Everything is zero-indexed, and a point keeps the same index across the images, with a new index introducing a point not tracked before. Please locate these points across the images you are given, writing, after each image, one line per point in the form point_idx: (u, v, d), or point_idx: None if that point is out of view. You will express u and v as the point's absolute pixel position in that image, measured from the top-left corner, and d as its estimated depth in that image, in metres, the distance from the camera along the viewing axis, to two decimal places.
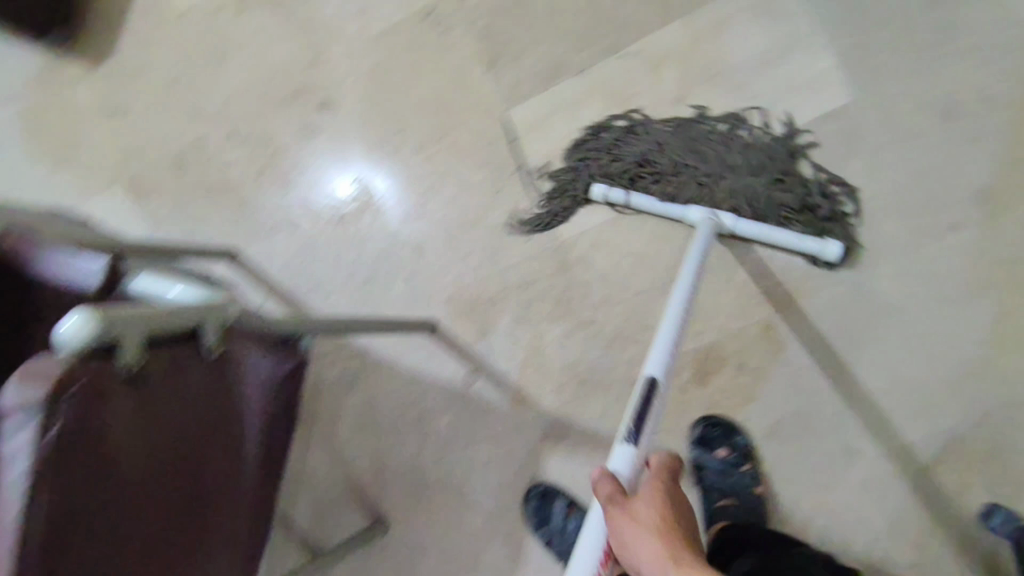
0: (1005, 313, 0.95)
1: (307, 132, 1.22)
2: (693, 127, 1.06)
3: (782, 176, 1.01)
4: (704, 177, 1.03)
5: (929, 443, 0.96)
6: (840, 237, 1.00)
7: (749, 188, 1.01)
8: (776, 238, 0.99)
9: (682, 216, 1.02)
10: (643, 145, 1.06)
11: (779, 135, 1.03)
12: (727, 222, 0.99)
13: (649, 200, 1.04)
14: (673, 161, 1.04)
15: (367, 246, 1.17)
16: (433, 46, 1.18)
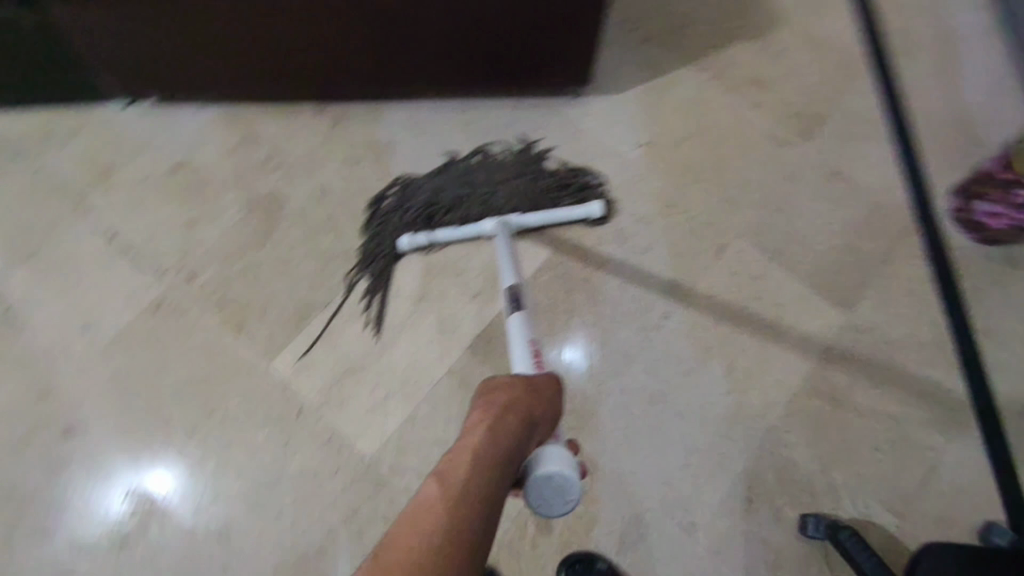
0: (733, 363, 1.17)
1: (55, 466, 1.09)
2: (458, 168, 1.27)
3: (536, 175, 1.26)
4: (482, 197, 1.23)
5: (738, 485, 1.10)
6: (594, 199, 1.26)
7: (518, 191, 1.24)
8: (556, 218, 1.22)
9: (481, 232, 1.20)
10: (425, 194, 1.24)
11: (521, 150, 1.29)
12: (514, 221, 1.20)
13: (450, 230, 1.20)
14: (454, 194, 1.24)
15: (161, 559, 1.04)
16: (174, 331, 1.17)
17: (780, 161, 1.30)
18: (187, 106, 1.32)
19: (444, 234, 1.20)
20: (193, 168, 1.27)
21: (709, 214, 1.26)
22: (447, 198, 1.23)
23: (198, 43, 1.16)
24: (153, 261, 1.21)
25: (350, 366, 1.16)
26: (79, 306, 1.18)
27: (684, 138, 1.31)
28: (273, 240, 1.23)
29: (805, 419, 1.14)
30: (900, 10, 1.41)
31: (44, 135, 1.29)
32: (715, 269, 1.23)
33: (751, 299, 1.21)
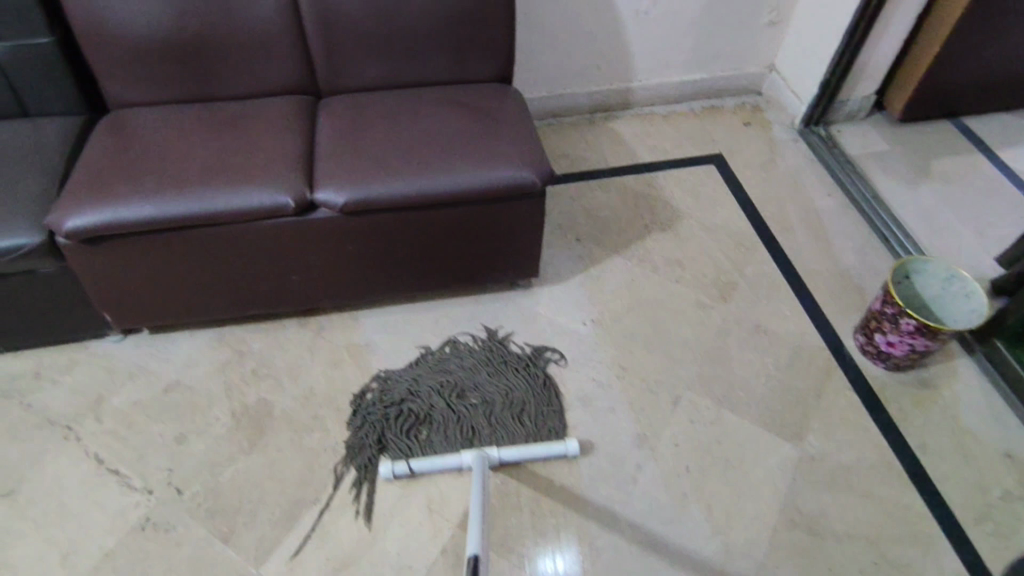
0: (710, 505, 1.24)
1: None
2: (441, 375, 1.39)
3: (504, 374, 1.40)
4: (456, 403, 1.35)
5: None
6: (559, 391, 1.38)
7: (490, 403, 1.36)
8: (532, 454, 1.27)
9: (460, 464, 1.24)
10: (409, 398, 1.35)
11: (486, 346, 1.45)
12: (493, 454, 1.25)
13: (428, 460, 1.24)
14: (429, 394, 1.36)
15: None
16: (160, 549, 1.16)
17: (708, 322, 1.51)
18: (178, 333, 1.45)
19: (423, 462, 1.24)
20: (183, 387, 1.36)
21: (659, 372, 1.42)
22: (430, 409, 1.34)
23: (197, 277, 1.32)
24: (142, 480, 1.23)
25: (342, 561, 1.16)
26: (59, 537, 1.16)
27: (625, 313, 1.52)
28: (262, 444, 1.29)
29: (789, 550, 1.19)
30: (772, 199, 1.78)
31: (37, 373, 1.37)
32: (675, 419, 1.35)
33: (712, 443, 1.32)
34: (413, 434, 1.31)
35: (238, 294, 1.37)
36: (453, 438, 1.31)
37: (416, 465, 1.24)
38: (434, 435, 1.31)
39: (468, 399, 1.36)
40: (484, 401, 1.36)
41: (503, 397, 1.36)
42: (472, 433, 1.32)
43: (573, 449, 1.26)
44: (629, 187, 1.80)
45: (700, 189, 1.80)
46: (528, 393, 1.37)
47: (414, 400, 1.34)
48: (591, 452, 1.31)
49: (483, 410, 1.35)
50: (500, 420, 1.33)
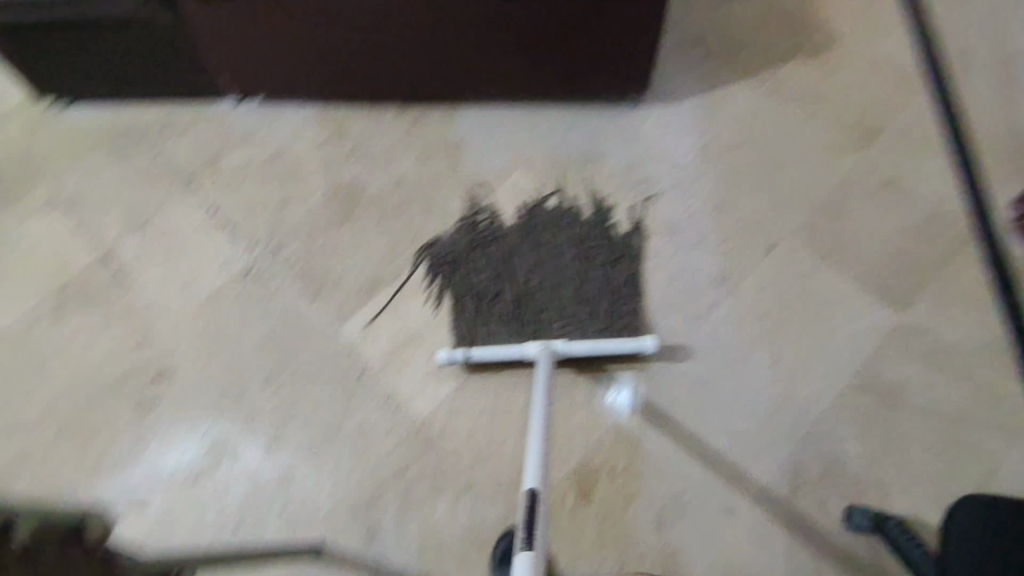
0: (779, 355, 1.19)
1: (144, 411, 1.21)
2: (528, 236, 1.31)
3: (585, 257, 1.29)
4: (530, 287, 1.26)
5: (778, 472, 1.11)
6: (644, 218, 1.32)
7: (566, 289, 1.26)
8: (604, 349, 1.16)
9: (523, 355, 1.16)
10: (493, 257, 1.30)
11: (581, 160, 1.39)
12: (558, 346, 1.15)
13: (489, 349, 1.17)
14: (504, 274, 1.28)
15: (228, 495, 1.14)
16: (258, 296, 1.30)
17: (833, 169, 1.34)
18: (286, 104, 1.49)
19: (485, 353, 1.17)
20: (287, 158, 1.43)
21: (761, 215, 1.31)
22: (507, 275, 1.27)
23: (300, 44, 1.32)
24: (248, 235, 1.36)
25: (411, 336, 1.25)
26: (180, 269, 1.33)
27: (738, 146, 1.38)
28: (351, 221, 1.36)
29: (855, 413, 1.14)
30: (959, 33, 1.45)
31: (165, 125, 1.48)
32: (764, 266, 1.26)
33: (799, 296, 1.23)
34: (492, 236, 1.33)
35: (339, 71, 1.37)
36: (520, 324, 1.23)
37: (475, 354, 1.17)
38: (498, 321, 1.23)
39: (546, 280, 1.27)
40: (565, 291, 1.25)
41: (584, 286, 1.25)
42: (542, 322, 1.23)
43: (649, 346, 1.16)
44: (781, 0, 1.53)
45: (869, 12, 1.50)
46: (608, 287, 1.25)
47: (486, 277, 1.28)
48: (666, 283, 1.26)
49: (559, 296, 1.25)
50: (574, 312, 1.23)
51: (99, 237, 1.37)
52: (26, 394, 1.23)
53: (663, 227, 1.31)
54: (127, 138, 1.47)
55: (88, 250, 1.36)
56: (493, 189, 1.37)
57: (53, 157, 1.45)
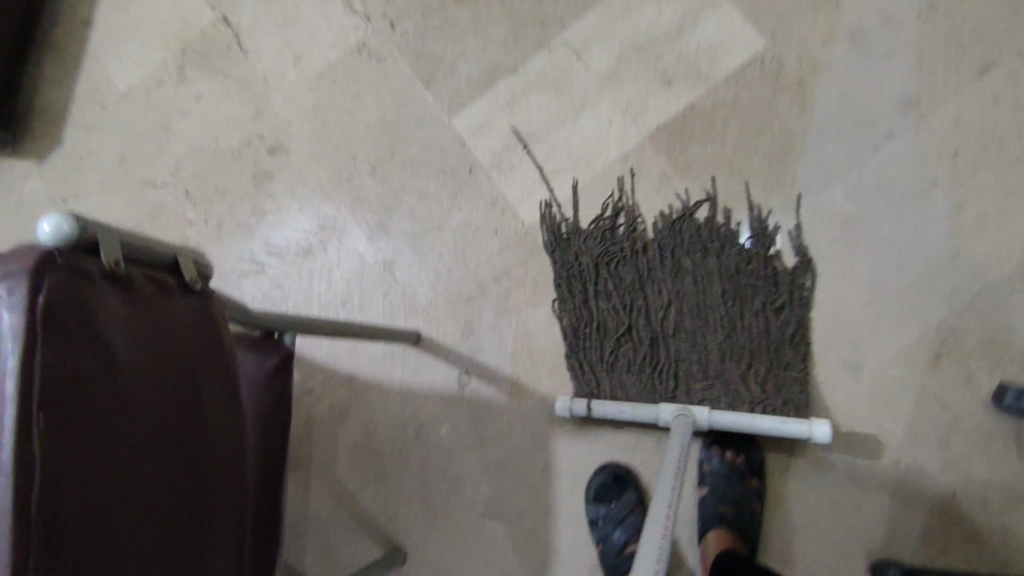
0: (961, 204, 0.98)
1: (259, 183, 1.22)
2: (681, 279, 1.04)
3: (750, 297, 1.01)
4: (671, 320, 1.03)
5: (924, 336, 0.97)
6: (825, 15, 1.07)
7: (719, 342, 1.01)
8: (760, 431, 0.94)
9: (656, 419, 0.96)
10: (627, 280, 1.06)
11: None
12: (702, 417, 0.94)
13: (615, 405, 0.99)
14: (640, 301, 1.05)
15: (336, 274, 1.16)
16: (370, 76, 1.22)
17: None
18: None
19: (610, 408, 0.99)
20: None
21: (985, 25, 1.01)
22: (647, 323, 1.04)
23: None
24: (362, 5, 1.24)
25: (526, 135, 1.14)
26: (294, 38, 1.26)
27: None
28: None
29: None
30: None
31: None
32: (971, 92, 1.00)
33: (1008, 134, 0.98)
34: (631, 25, 1.13)
35: None
36: (655, 378, 1.02)
37: (599, 407, 1.00)
38: (631, 374, 1.03)
39: (692, 320, 1.03)
40: (710, 333, 1.01)
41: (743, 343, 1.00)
42: (678, 369, 1.02)
43: (821, 434, 0.91)
44: None
45: None
46: (752, 303, 1.01)
47: (619, 299, 1.05)
48: (836, 101, 1.04)
49: (703, 343, 1.01)
50: (725, 374, 1.00)
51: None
52: (156, 154, 1.27)
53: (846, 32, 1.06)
54: None
55: (205, 11, 1.30)
56: None
57: None
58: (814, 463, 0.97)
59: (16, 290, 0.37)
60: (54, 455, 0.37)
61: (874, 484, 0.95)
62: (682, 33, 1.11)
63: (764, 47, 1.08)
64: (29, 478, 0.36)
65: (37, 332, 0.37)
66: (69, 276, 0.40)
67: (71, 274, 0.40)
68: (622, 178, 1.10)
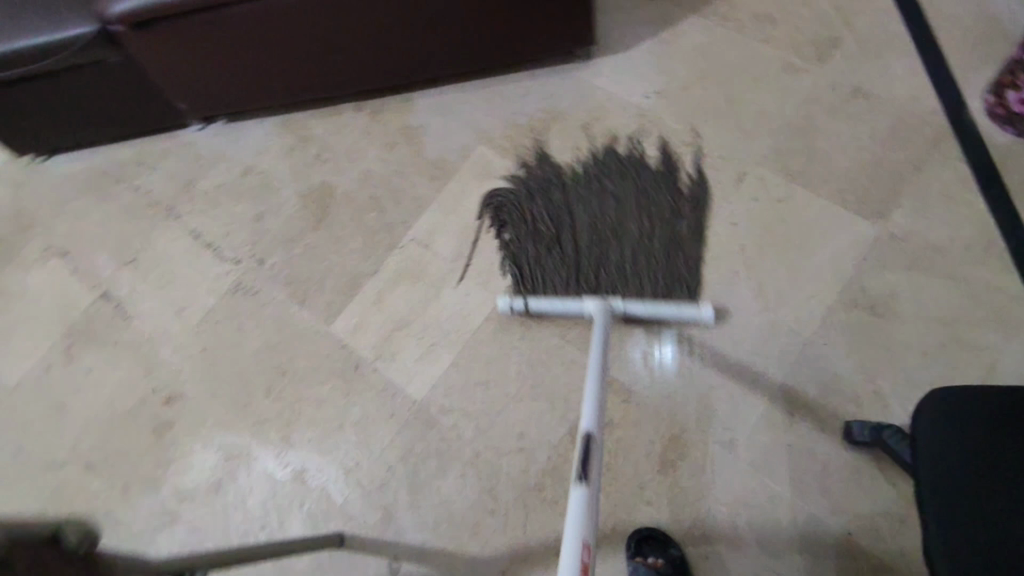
0: (761, 282, 1.19)
1: (161, 434, 1.27)
2: (604, 206, 1.29)
3: (645, 243, 1.24)
4: (583, 277, 1.22)
5: (772, 399, 1.11)
6: (617, 171, 1.31)
7: (612, 285, 1.21)
8: (679, 318, 1.14)
9: (582, 311, 1.14)
10: (546, 258, 1.26)
11: (608, 158, 1.33)
12: (618, 305, 1.13)
13: (549, 302, 1.17)
14: (546, 258, 1.25)
15: (250, 500, 1.19)
16: (249, 308, 1.34)
17: (797, 87, 1.32)
18: (247, 119, 1.52)
19: (542, 304, 1.18)
20: (259, 172, 1.46)
21: (727, 147, 1.29)
22: (542, 259, 1.26)
23: (242, 60, 1.33)
24: (232, 251, 1.40)
25: (399, 324, 1.28)
26: (172, 296, 1.38)
27: (696, 82, 1.36)
28: (327, 223, 1.39)
29: (843, 329, 1.13)
30: None
31: (138, 161, 1.52)
32: (736, 198, 1.25)
33: (774, 221, 1.22)
34: (464, 216, 1.34)
35: (292, 78, 1.39)
36: (576, 281, 1.22)
37: (535, 304, 1.18)
38: (557, 274, 1.24)
39: (597, 250, 1.25)
40: (614, 256, 1.24)
41: (637, 239, 1.25)
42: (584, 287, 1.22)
43: (709, 315, 1.14)
44: None
45: None
46: (659, 262, 1.22)
47: (540, 273, 1.25)
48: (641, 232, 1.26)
49: (605, 263, 1.23)
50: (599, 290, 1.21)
51: (95, 277, 1.43)
52: (52, 435, 1.30)
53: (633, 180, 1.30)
54: (106, 178, 1.52)
55: (86, 291, 1.41)
56: (459, 166, 1.39)
57: (42, 210, 1.51)
58: (727, 545, 1.04)
59: None
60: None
61: (782, 545, 1.03)
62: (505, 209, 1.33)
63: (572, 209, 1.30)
64: None
65: None
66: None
67: None
68: (498, 356, 1.22)
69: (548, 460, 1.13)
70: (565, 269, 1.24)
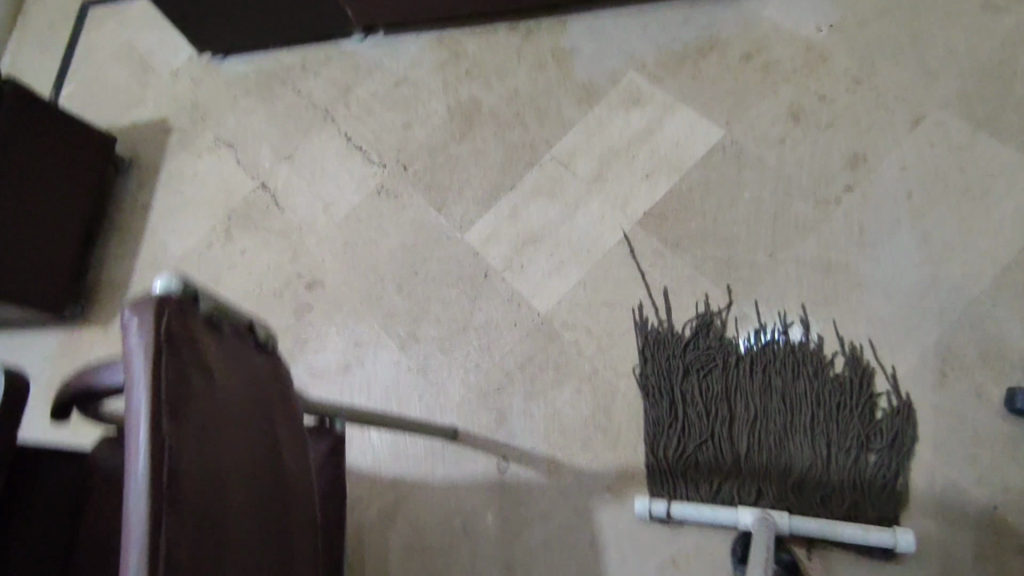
0: (926, 234, 1.09)
1: (300, 315, 1.37)
2: (830, 447, 1.01)
3: (838, 469, 1.00)
4: (727, 456, 1.05)
5: (923, 356, 1.03)
6: (774, 107, 1.25)
7: (766, 478, 1.02)
8: (841, 536, 0.94)
9: (737, 522, 0.99)
10: (709, 442, 1.06)
11: (792, 337, 1.09)
12: (783, 521, 0.96)
13: (694, 507, 1.01)
14: (699, 435, 1.07)
15: (373, 385, 1.26)
16: (390, 210, 1.40)
17: (998, 26, 1.18)
18: (405, 33, 1.57)
19: (688, 510, 1.01)
20: (410, 84, 1.52)
21: (904, 88, 1.19)
22: (695, 451, 1.07)
23: None
24: (378, 156, 1.47)
25: (530, 238, 1.29)
26: (321, 192, 1.47)
27: (877, 16, 1.25)
28: (471, 137, 1.42)
29: (1020, 292, 1.02)
30: None
31: (303, 67, 1.62)
32: (909, 142, 1.15)
33: (951, 170, 1.12)
34: (606, 141, 1.33)
35: None
36: (731, 485, 1.03)
37: (677, 509, 1.02)
38: (704, 468, 1.05)
39: (757, 443, 1.04)
40: (769, 462, 1.03)
41: (815, 443, 1.02)
42: (729, 490, 1.03)
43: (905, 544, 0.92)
44: None
45: None
46: (858, 498, 0.98)
47: (695, 466, 1.06)
48: (794, 171, 1.20)
49: (774, 460, 1.03)
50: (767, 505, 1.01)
51: (256, 169, 1.55)
52: None
53: (791, 117, 1.23)
54: (273, 80, 1.63)
55: (248, 181, 1.54)
56: (606, 90, 1.37)
57: (216, 105, 1.66)
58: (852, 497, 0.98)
59: (140, 315, 0.46)
60: (177, 420, 0.45)
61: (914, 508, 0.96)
62: (650, 135, 1.30)
63: (721, 141, 1.26)
64: (162, 443, 0.43)
65: (163, 344, 0.46)
66: (189, 304, 0.49)
67: (184, 304, 0.49)
68: (625, 280, 1.21)
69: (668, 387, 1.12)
70: (718, 465, 1.05)
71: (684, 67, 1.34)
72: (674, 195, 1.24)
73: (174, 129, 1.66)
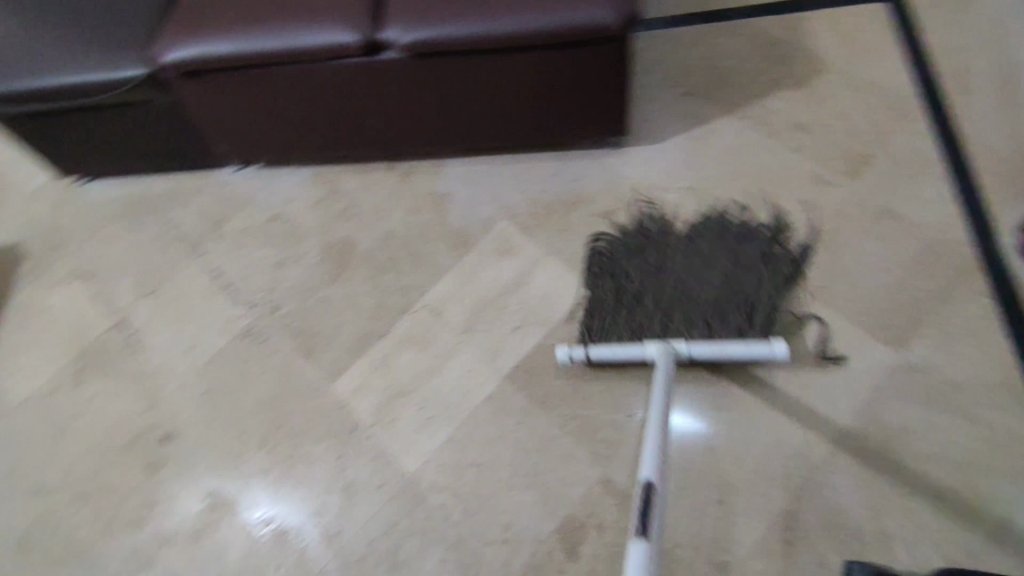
0: (770, 398, 1.16)
1: (151, 473, 1.27)
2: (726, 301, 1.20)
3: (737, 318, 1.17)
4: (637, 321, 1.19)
5: (770, 524, 1.07)
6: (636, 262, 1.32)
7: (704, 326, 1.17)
8: (727, 353, 1.11)
9: (643, 355, 1.13)
10: (627, 311, 1.21)
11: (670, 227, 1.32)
12: (680, 346, 1.11)
13: (608, 347, 1.15)
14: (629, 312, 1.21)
15: (227, 555, 1.17)
16: (256, 355, 1.35)
17: (825, 199, 1.31)
18: (282, 167, 1.56)
19: (602, 351, 1.15)
20: (285, 220, 1.49)
21: None
22: (641, 309, 1.20)
23: (282, 114, 1.37)
24: (247, 296, 1.42)
25: (401, 391, 1.27)
26: (183, 334, 1.40)
27: (724, 182, 1.36)
28: (344, 279, 1.40)
29: (851, 459, 1.09)
30: (954, 52, 1.42)
31: (173, 196, 1.57)
32: None
33: (791, 335, 1.20)
34: (478, 290, 1.34)
35: (329, 137, 1.43)
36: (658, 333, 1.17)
37: (595, 351, 1.15)
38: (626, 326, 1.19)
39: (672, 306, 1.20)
40: (725, 294, 1.20)
41: (716, 264, 1.25)
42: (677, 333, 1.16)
43: (781, 350, 1.08)
44: (768, 32, 1.53)
45: (858, 35, 1.49)
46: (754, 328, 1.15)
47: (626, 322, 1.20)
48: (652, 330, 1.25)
49: (698, 307, 1.19)
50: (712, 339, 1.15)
51: (114, 306, 1.46)
52: (47, 460, 1.31)
53: None
54: (140, 209, 1.56)
55: (104, 318, 1.45)
56: (479, 239, 1.40)
57: (74, 233, 1.56)
58: None
59: None
60: None
61: None
62: (520, 287, 1.33)
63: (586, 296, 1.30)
64: None
65: None
66: None
67: None
68: (493, 440, 1.20)
69: (532, 557, 1.10)
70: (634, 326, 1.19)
71: (553, 220, 1.39)
72: (541, 350, 1.27)
73: (25, 258, 1.54)
